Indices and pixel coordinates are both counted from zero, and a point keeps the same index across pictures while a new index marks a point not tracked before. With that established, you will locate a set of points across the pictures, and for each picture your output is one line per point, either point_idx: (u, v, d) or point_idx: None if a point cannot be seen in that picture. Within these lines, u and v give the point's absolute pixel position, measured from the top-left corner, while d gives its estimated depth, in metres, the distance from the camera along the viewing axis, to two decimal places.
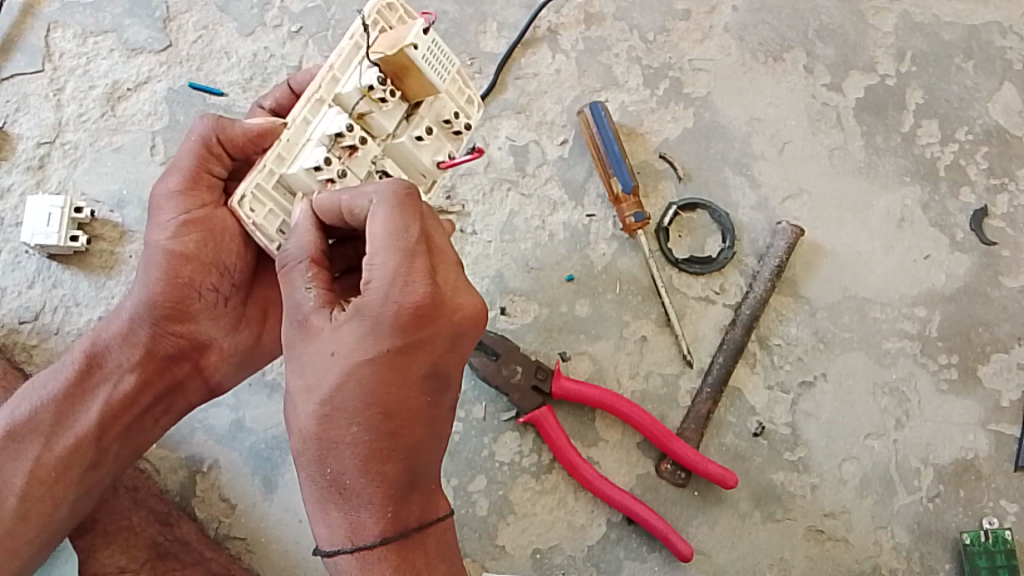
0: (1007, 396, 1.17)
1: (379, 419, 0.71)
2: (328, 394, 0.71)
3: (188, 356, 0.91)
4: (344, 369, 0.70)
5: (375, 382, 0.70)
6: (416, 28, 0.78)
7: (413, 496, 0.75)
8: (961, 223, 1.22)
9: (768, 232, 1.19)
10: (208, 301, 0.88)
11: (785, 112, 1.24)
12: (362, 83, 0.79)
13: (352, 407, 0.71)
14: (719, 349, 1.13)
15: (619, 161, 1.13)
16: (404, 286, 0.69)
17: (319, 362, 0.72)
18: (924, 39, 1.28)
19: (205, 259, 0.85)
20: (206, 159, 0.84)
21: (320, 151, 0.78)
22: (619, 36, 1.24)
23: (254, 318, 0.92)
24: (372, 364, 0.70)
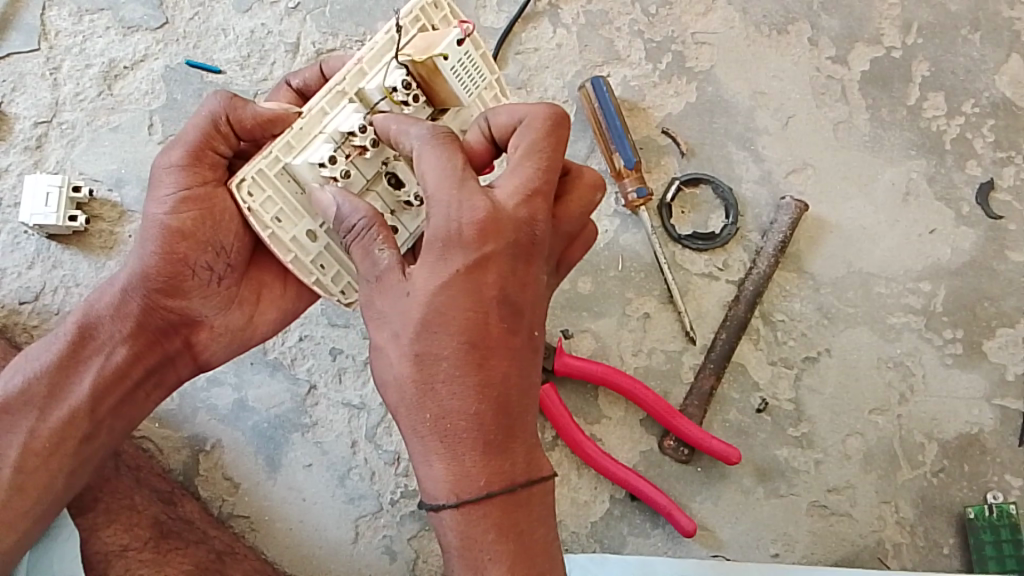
0: (1013, 370, 1.16)
1: (464, 349, 0.69)
2: (417, 332, 0.69)
3: (179, 331, 0.90)
4: (429, 301, 0.69)
5: (457, 307, 0.69)
6: (452, 37, 0.76)
7: (512, 440, 0.71)
8: (967, 196, 1.21)
9: (771, 206, 1.18)
10: (202, 278, 0.87)
11: (789, 85, 1.22)
12: (386, 84, 0.78)
13: (439, 340, 0.69)
14: (722, 326, 1.12)
15: (620, 136, 1.12)
16: (462, 205, 0.69)
17: (404, 305, 0.70)
18: (930, 10, 1.26)
19: (201, 237, 0.84)
20: (212, 136, 0.83)
21: (327, 147, 0.77)
22: (620, 9, 1.22)
23: (247, 300, 0.90)
24: (450, 290, 0.69)
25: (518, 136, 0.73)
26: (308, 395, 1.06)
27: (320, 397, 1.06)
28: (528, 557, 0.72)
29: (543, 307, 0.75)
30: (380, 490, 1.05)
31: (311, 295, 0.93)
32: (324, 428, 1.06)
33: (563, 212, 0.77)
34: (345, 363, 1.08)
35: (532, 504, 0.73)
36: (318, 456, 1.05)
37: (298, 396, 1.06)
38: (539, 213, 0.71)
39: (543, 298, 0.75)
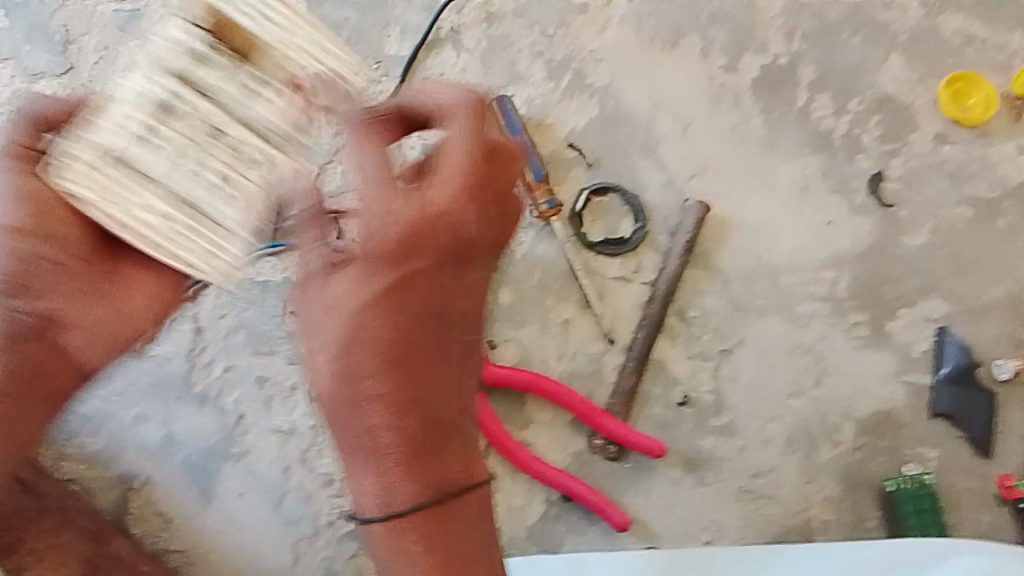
0: (917, 346, 1.23)
1: (383, 362, 0.83)
2: (347, 342, 0.82)
3: (39, 337, 0.82)
4: (356, 322, 0.82)
5: (381, 323, 0.82)
6: None
7: (441, 453, 0.86)
8: (860, 187, 1.28)
9: (676, 209, 1.23)
10: (54, 276, 0.79)
11: (685, 94, 1.29)
12: (169, 38, 0.72)
13: (366, 351, 0.82)
14: (639, 325, 1.17)
15: (527, 151, 1.17)
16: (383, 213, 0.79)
17: (337, 318, 0.82)
18: (811, 17, 1.34)
19: (37, 232, 0.78)
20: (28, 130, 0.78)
21: (125, 109, 0.72)
22: (519, 32, 1.28)
23: (114, 296, 0.82)
24: (378, 308, 0.82)
25: (449, 130, 0.80)
26: (236, 424, 1.07)
27: (249, 425, 1.07)
28: (452, 560, 0.87)
29: (477, 312, 0.88)
30: (315, 512, 1.05)
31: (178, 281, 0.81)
32: (255, 456, 1.06)
33: (512, 220, 0.85)
34: (273, 391, 1.08)
35: (470, 514, 0.89)
36: (251, 484, 1.05)
37: (226, 426, 1.06)
38: (468, 209, 0.79)
39: (478, 297, 0.88)
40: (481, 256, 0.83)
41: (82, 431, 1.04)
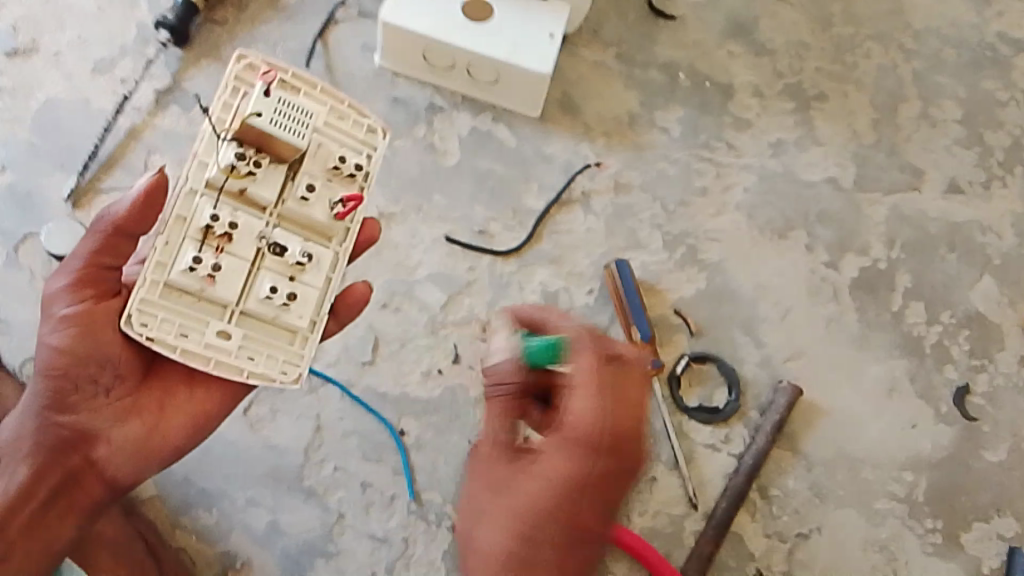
0: (988, 562, 1.26)
1: (547, 505, 0.86)
2: (573, 488, 0.86)
3: (76, 446, 0.92)
4: (598, 472, 0.86)
5: (615, 475, 0.87)
6: (257, 94, 0.84)
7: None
8: (945, 395, 1.34)
9: (769, 388, 1.30)
10: (91, 393, 0.91)
11: (788, 283, 1.38)
12: (223, 162, 0.84)
13: (593, 497, 0.87)
14: (723, 494, 1.22)
15: (639, 313, 1.27)
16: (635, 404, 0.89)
17: (547, 479, 0.87)
18: (912, 230, 1.44)
19: (83, 353, 0.88)
20: (99, 250, 0.89)
21: (193, 252, 0.82)
22: (644, 204, 1.40)
23: (150, 408, 0.93)
24: (611, 459, 0.87)
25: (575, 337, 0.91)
26: (336, 524, 1.13)
27: (346, 527, 1.13)
28: None
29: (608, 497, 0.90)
30: None
31: (221, 397, 0.95)
32: (347, 558, 1.12)
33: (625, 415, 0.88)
34: (374, 497, 1.15)
35: None
36: None
37: (327, 523, 1.13)
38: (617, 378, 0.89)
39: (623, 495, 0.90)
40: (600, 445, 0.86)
41: (198, 504, 1.11)
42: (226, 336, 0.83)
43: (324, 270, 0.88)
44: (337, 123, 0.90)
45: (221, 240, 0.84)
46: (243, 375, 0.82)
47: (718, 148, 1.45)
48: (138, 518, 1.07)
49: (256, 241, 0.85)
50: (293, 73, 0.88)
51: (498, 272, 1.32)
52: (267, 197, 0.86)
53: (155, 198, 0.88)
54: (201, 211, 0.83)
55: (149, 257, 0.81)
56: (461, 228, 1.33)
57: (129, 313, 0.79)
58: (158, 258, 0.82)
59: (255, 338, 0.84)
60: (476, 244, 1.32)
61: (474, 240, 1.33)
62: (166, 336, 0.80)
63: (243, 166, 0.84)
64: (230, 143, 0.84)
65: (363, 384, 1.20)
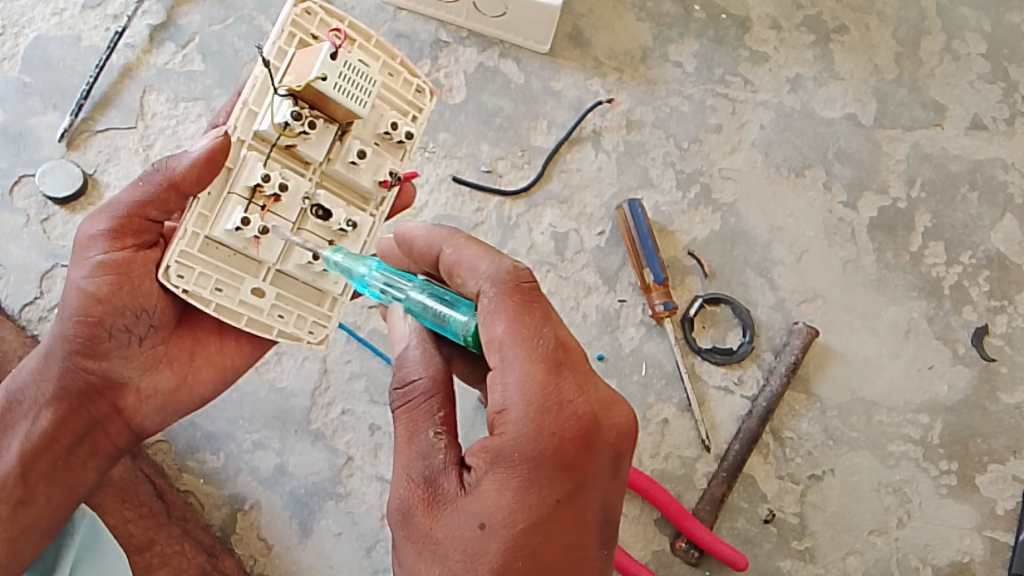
0: (1002, 504, 1.24)
1: (504, 543, 0.68)
2: (478, 526, 0.68)
3: (103, 394, 0.93)
4: (507, 501, 0.68)
5: (533, 506, 0.68)
6: (324, 55, 0.86)
7: None
8: (963, 338, 1.32)
9: (784, 331, 1.28)
10: (120, 341, 0.91)
11: (804, 223, 1.34)
12: (279, 120, 0.87)
13: (511, 539, 0.68)
14: (735, 437, 1.20)
15: (651, 254, 1.23)
16: (550, 399, 0.68)
17: (463, 516, 0.69)
18: (933, 168, 1.39)
19: (117, 302, 0.89)
20: (146, 203, 0.87)
21: (241, 211, 0.87)
22: (656, 142, 1.36)
23: (178, 360, 0.95)
24: (515, 479, 0.68)
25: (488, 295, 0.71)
26: (344, 466, 1.11)
27: (355, 469, 1.12)
28: None
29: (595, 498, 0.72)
30: None
31: (248, 350, 0.99)
32: (356, 500, 1.11)
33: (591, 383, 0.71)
34: (382, 439, 1.13)
35: None
36: (348, 526, 1.10)
37: (335, 466, 1.11)
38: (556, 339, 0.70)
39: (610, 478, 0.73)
40: (560, 447, 0.68)
41: (204, 447, 1.09)
42: (260, 295, 0.90)
43: (362, 237, 0.95)
44: (391, 85, 0.95)
45: (267, 200, 0.89)
46: (273, 334, 0.91)
47: (734, 84, 1.40)
48: (145, 460, 1.07)
49: (301, 202, 0.91)
50: (352, 24, 0.91)
51: (506, 213, 1.29)
52: (316, 155, 0.91)
53: (215, 160, 0.84)
54: (252, 168, 0.88)
55: (193, 209, 0.86)
56: (468, 167, 1.30)
57: (168, 265, 0.84)
58: (202, 211, 0.86)
59: (287, 299, 0.92)
60: (483, 183, 1.29)
61: (480, 179, 1.30)
62: (202, 291, 0.86)
63: (297, 125, 0.87)
64: (286, 99, 0.87)
65: (369, 326, 1.15)
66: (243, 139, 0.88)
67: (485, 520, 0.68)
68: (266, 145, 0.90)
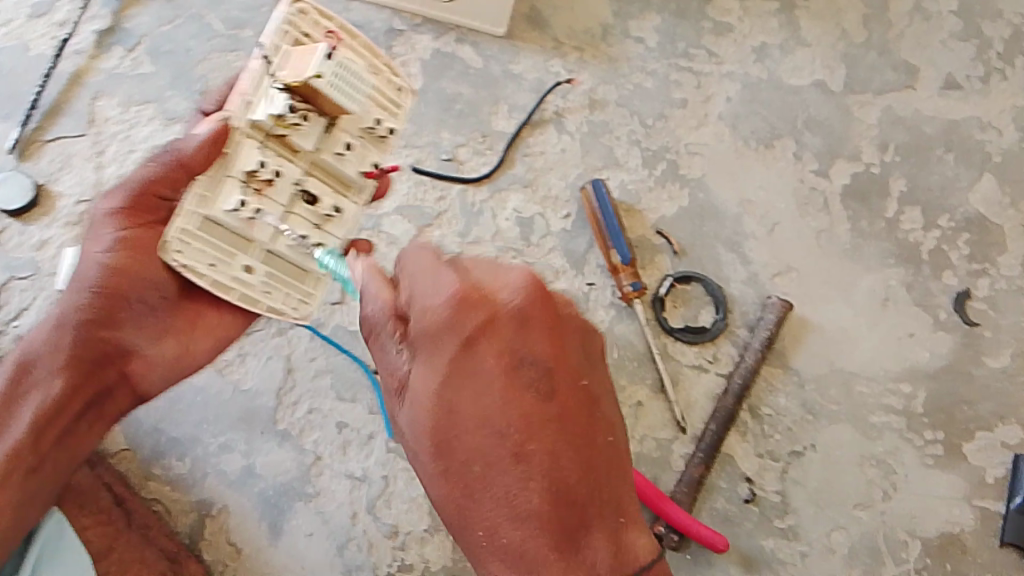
0: (991, 472, 1.21)
1: (438, 416, 0.75)
2: (415, 408, 0.76)
3: (115, 361, 0.97)
4: (429, 382, 0.75)
5: (448, 381, 0.75)
6: (320, 56, 0.85)
7: (480, 485, 0.74)
8: (943, 304, 1.28)
9: (758, 305, 1.25)
10: (136, 312, 0.95)
11: (775, 195, 1.32)
12: (273, 111, 0.87)
13: (436, 410, 0.75)
14: (711, 416, 1.17)
15: (617, 234, 1.20)
16: (436, 290, 0.76)
17: (408, 404, 0.76)
18: (906, 131, 1.36)
19: (136, 275, 0.93)
20: (157, 179, 0.92)
21: (238, 193, 0.87)
22: (620, 121, 1.33)
23: (182, 329, 0.98)
24: (430, 360, 0.75)
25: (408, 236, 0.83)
26: (313, 464, 1.08)
27: (324, 467, 1.08)
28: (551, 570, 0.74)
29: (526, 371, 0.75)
30: (376, 561, 1.05)
31: (242, 320, 1.02)
32: (326, 498, 1.07)
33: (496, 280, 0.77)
34: (350, 436, 1.10)
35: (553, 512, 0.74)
36: (318, 526, 1.06)
37: (303, 464, 1.08)
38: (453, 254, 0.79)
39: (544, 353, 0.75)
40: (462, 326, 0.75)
41: (169, 453, 1.07)
42: (251, 271, 0.89)
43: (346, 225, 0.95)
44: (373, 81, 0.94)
45: (262, 184, 0.89)
46: (261, 308, 0.90)
47: (697, 56, 1.37)
48: (107, 468, 1.04)
49: (292, 188, 0.91)
50: (342, 26, 0.92)
51: (470, 201, 1.26)
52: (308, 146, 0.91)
53: (216, 145, 0.87)
54: (248, 154, 0.88)
55: (190, 190, 0.87)
56: (428, 156, 1.27)
57: (168, 241, 0.84)
58: (200, 192, 0.87)
59: (276, 274, 0.92)
60: (444, 171, 1.27)
61: (442, 168, 1.27)
62: (198, 266, 0.86)
63: (293, 116, 0.87)
64: (281, 93, 0.87)
65: (334, 323, 1.14)
66: (239, 127, 0.88)
67: (421, 404, 0.76)
68: (263, 136, 0.90)
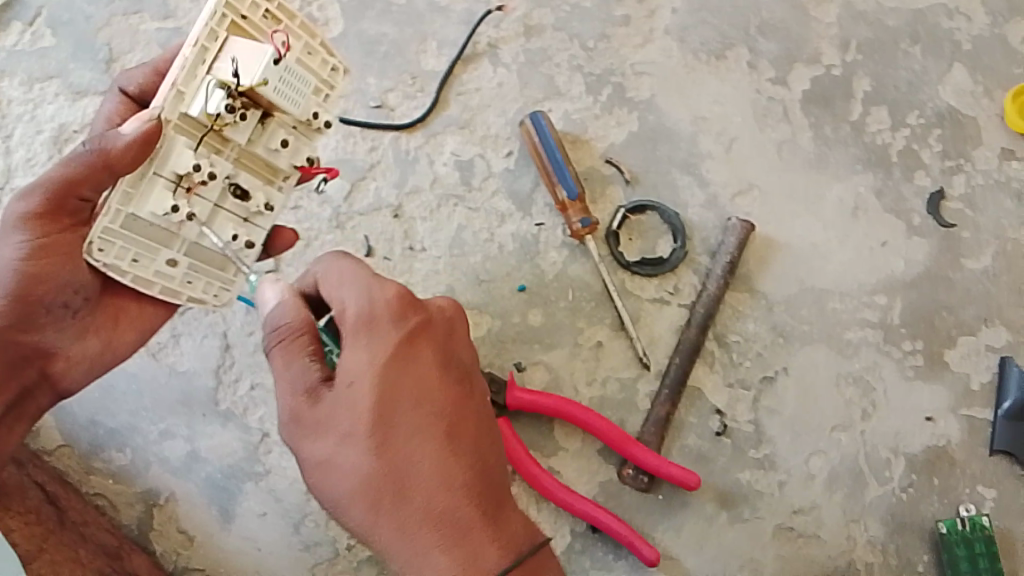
0: (976, 378, 1.15)
1: (367, 409, 0.74)
2: (345, 407, 0.75)
3: (34, 363, 0.90)
4: (359, 375, 0.75)
5: (380, 372, 0.75)
6: (269, 60, 0.77)
7: (408, 474, 0.74)
8: (917, 207, 1.20)
9: (719, 229, 1.18)
10: (57, 315, 0.87)
11: (731, 109, 1.23)
12: (209, 110, 0.77)
13: (368, 403, 0.74)
14: (675, 349, 1.12)
15: (561, 167, 1.13)
16: (373, 291, 0.78)
17: (333, 405, 0.75)
18: (868, 27, 1.27)
19: (55, 281, 0.84)
20: (73, 180, 0.79)
21: (169, 195, 0.78)
22: (559, 46, 1.24)
23: (105, 326, 0.91)
24: (364, 351, 0.76)
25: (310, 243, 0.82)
26: (260, 443, 1.06)
27: (273, 444, 1.06)
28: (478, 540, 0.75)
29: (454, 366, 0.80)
30: (334, 536, 1.03)
31: (166, 311, 0.95)
32: (277, 477, 1.05)
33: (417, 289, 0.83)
34: None
35: (479, 488, 0.76)
36: (271, 505, 1.04)
37: (249, 444, 1.05)
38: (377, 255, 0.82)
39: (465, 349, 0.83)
40: (397, 320, 0.77)
41: (109, 445, 1.05)
42: (175, 266, 0.82)
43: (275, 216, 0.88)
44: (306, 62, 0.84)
45: (194, 183, 0.80)
46: (181, 300, 0.83)
47: None
48: (33, 468, 0.99)
49: (223, 184, 0.82)
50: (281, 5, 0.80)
51: (403, 147, 1.19)
52: (242, 141, 0.81)
53: (151, 143, 0.75)
54: (180, 152, 0.79)
55: (117, 188, 0.77)
56: (355, 104, 1.20)
57: (90, 242, 0.76)
58: (125, 189, 0.77)
59: (199, 264, 0.84)
60: (373, 120, 1.20)
61: (371, 116, 1.20)
62: (120, 264, 0.78)
63: (230, 117, 0.78)
64: (221, 92, 0.77)
65: None
66: (170, 119, 0.78)
67: (348, 404, 0.74)
68: (197, 127, 0.80)
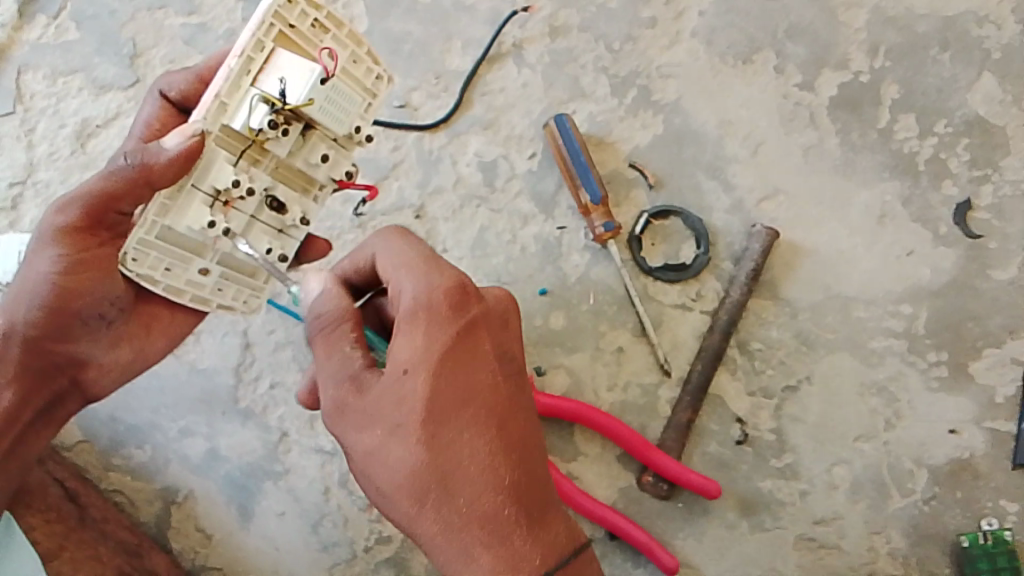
0: (1002, 390, 1.14)
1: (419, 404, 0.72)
2: (399, 398, 0.72)
3: (65, 370, 0.90)
4: (412, 356, 0.72)
5: (437, 365, 0.72)
6: (314, 80, 0.74)
7: (454, 471, 0.72)
8: (944, 216, 1.19)
9: (743, 234, 1.17)
10: (92, 325, 0.87)
11: (757, 113, 1.22)
12: (251, 125, 0.75)
13: (423, 394, 0.72)
14: (697, 356, 1.11)
15: (586, 171, 1.12)
16: (429, 281, 0.74)
17: (383, 391, 0.73)
18: (897, 32, 1.25)
19: (91, 294, 0.84)
20: (112, 197, 0.78)
21: (207, 210, 0.77)
22: (585, 47, 1.23)
23: (136, 334, 0.91)
24: (418, 339, 0.73)
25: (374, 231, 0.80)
26: (279, 442, 1.05)
27: (291, 444, 1.05)
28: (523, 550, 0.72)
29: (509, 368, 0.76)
30: (353, 537, 1.03)
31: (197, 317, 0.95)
32: (296, 476, 1.04)
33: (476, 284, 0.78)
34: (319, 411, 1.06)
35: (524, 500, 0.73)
36: (290, 504, 1.04)
37: (269, 443, 1.05)
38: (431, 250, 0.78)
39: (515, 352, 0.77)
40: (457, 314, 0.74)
41: (129, 442, 1.05)
42: (207, 275, 0.81)
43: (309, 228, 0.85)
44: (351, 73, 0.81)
45: (231, 197, 0.78)
46: (209, 308, 0.84)
47: None
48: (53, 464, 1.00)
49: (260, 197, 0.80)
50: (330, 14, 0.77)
51: (427, 147, 1.18)
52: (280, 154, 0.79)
53: (192, 157, 0.75)
54: (220, 167, 0.77)
55: (155, 198, 0.76)
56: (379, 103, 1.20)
57: (126, 252, 0.75)
58: (163, 200, 0.76)
59: (231, 272, 0.83)
60: (397, 119, 1.19)
61: (394, 115, 1.19)
62: (153, 274, 0.78)
63: (272, 133, 0.76)
64: (264, 106, 0.75)
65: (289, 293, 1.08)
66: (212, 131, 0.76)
67: (398, 393, 0.72)
68: (238, 139, 0.78)
